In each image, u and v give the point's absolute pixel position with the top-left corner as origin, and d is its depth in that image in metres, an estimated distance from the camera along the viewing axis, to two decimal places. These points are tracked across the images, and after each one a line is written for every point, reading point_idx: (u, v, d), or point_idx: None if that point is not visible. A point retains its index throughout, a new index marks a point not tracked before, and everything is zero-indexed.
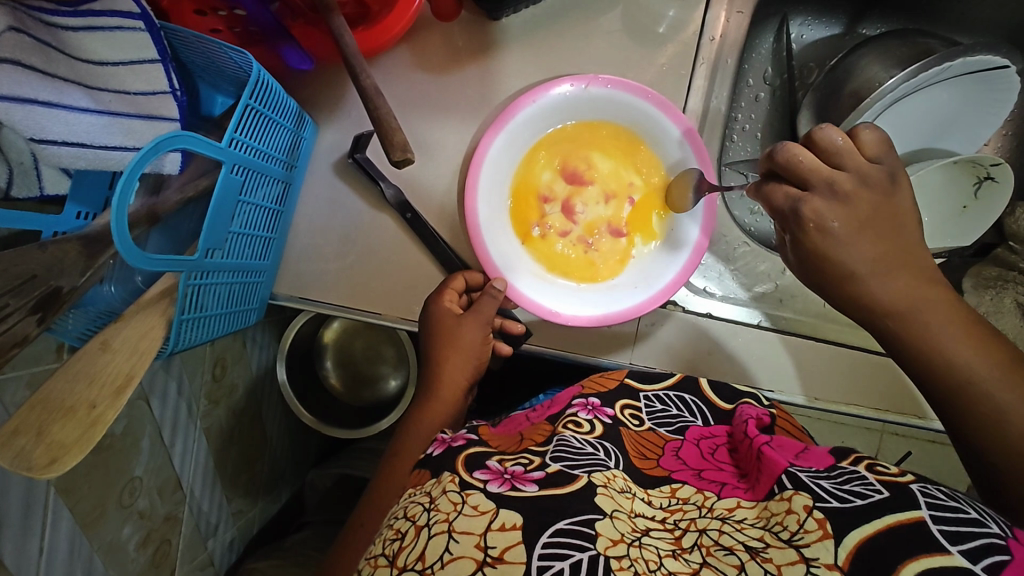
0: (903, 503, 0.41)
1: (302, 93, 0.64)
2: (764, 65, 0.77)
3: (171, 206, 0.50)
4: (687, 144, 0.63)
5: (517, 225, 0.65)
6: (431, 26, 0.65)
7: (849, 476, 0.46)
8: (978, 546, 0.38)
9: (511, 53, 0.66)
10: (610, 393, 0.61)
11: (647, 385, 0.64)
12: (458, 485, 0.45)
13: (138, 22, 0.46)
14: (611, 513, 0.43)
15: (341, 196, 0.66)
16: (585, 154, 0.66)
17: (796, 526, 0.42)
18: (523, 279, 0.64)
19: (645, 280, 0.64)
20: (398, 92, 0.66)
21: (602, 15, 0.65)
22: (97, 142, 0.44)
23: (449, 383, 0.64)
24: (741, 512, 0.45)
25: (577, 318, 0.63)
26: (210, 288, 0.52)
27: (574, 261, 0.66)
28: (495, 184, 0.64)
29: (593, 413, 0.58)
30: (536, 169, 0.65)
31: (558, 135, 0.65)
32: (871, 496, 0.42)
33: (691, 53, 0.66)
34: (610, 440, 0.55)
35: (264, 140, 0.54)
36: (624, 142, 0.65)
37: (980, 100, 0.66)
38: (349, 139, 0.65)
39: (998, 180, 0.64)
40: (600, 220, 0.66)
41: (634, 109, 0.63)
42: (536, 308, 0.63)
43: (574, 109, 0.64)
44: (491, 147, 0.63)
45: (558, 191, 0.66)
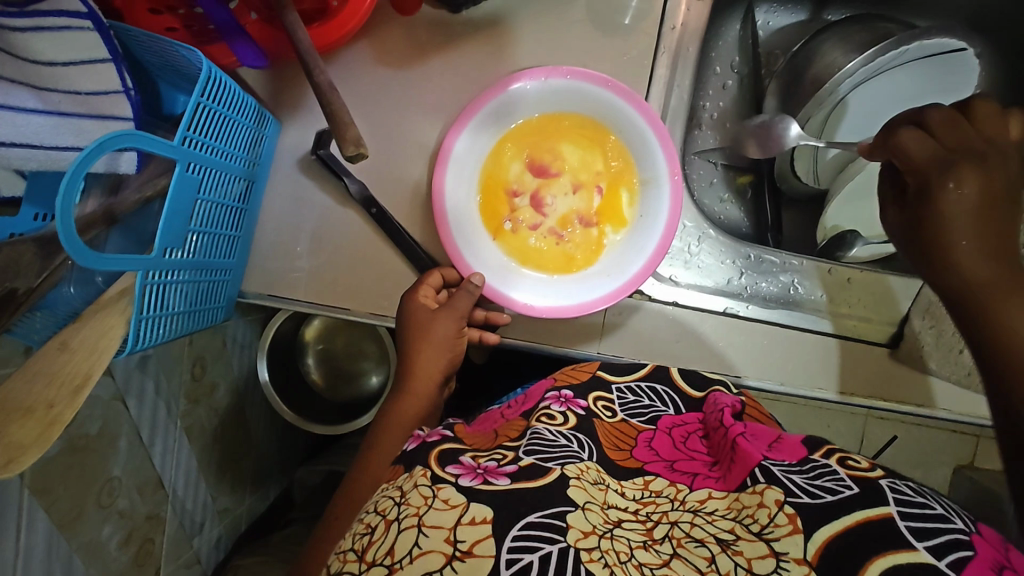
0: (872, 500, 0.41)
1: (264, 91, 0.65)
2: (730, 54, 0.77)
3: (129, 206, 0.50)
4: (648, 128, 0.63)
5: (488, 219, 0.66)
6: (393, 22, 0.65)
7: (821, 471, 0.45)
8: (943, 542, 0.38)
9: (476, 47, 0.66)
10: (583, 385, 0.61)
11: (617, 377, 0.64)
12: (430, 479, 0.45)
13: (86, 21, 0.45)
14: (583, 505, 0.43)
15: (306, 193, 0.66)
16: (552, 145, 0.66)
17: (767, 519, 0.41)
18: (495, 275, 0.65)
19: (617, 268, 0.65)
20: (361, 87, 0.66)
21: (565, 7, 0.65)
22: (47, 144, 0.44)
23: (422, 375, 0.65)
24: (713, 503, 0.45)
25: (551, 309, 0.63)
26: (173, 288, 0.53)
27: (547, 253, 0.66)
28: (464, 180, 0.64)
29: (567, 404, 0.58)
30: (504, 163, 0.66)
31: (524, 128, 0.65)
32: (841, 492, 0.42)
33: (654, 42, 0.66)
34: (583, 432, 0.54)
35: (221, 138, 0.54)
36: (589, 131, 0.66)
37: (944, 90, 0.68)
38: (311, 136, 0.65)
39: None
40: (569, 211, 0.66)
41: (596, 99, 0.64)
42: (510, 301, 0.63)
43: (537, 102, 0.64)
44: (457, 143, 0.63)
45: (526, 184, 0.66)
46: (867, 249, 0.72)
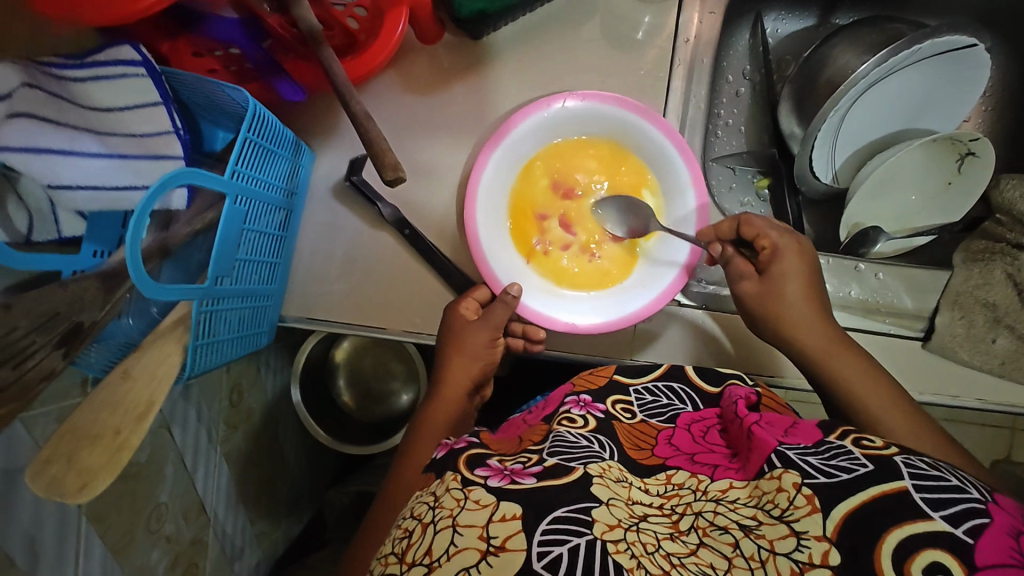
0: (886, 476, 0.40)
1: (296, 122, 0.67)
2: (741, 62, 0.79)
3: (181, 239, 0.53)
4: (666, 140, 0.65)
5: (518, 242, 0.67)
6: (417, 51, 0.68)
7: (836, 451, 0.44)
8: (959, 511, 0.36)
9: (497, 70, 0.68)
10: (601, 390, 0.62)
11: (634, 379, 0.65)
12: (459, 483, 0.46)
13: (141, 68, 0.48)
14: (607, 501, 0.43)
15: (340, 218, 0.68)
16: (574, 168, 0.68)
17: (786, 503, 0.40)
18: (534, 296, 0.66)
19: (651, 279, 0.66)
20: (388, 114, 0.68)
21: (580, 27, 0.68)
22: (109, 185, 0.47)
23: (450, 387, 0.66)
24: (734, 492, 0.45)
25: (587, 326, 0.64)
26: (222, 316, 0.55)
27: (579, 272, 0.68)
28: (494, 206, 0.66)
29: (585, 408, 0.59)
30: (530, 188, 0.68)
31: (546, 154, 0.67)
32: (856, 470, 0.41)
33: (669, 56, 0.68)
34: (603, 432, 0.55)
35: (264, 171, 0.57)
36: (608, 151, 0.68)
37: (956, 79, 0.69)
38: (344, 164, 0.68)
39: (979, 155, 0.69)
40: (597, 230, 0.68)
41: (612, 118, 0.66)
42: (548, 320, 0.64)
43: (556, 128, 0.66)
44: (485, 170, 0.65)
45: (553, 207, 0.68)
46: (888, 244, 0.72)
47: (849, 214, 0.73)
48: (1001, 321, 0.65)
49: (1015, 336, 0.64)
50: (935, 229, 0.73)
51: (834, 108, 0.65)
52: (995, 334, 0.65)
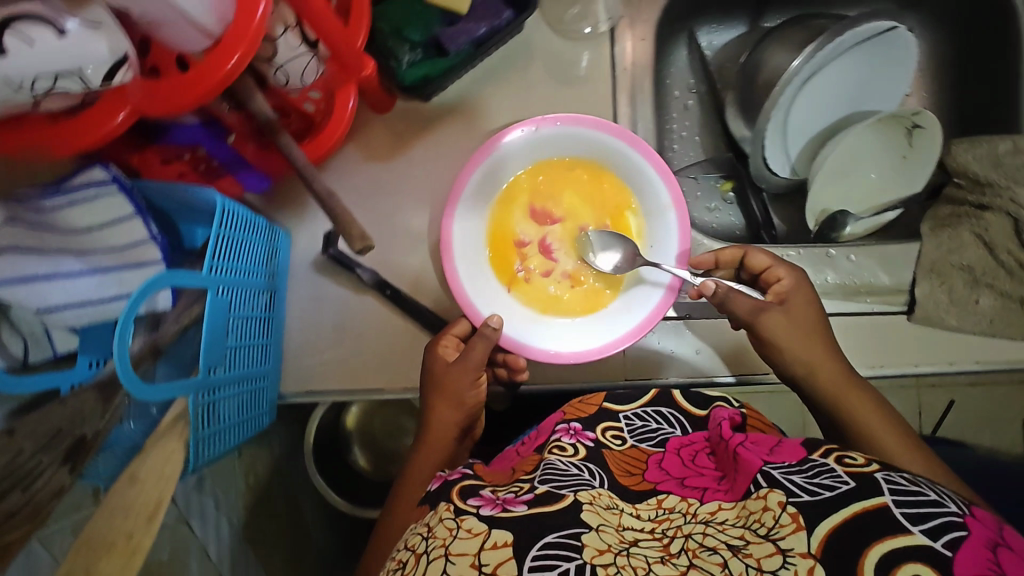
0: (868, 491, 0.42)
1: (266, 209, 0.70)
2: (684, 77, 0.82)
3: (171, 337, 0.55)
4: (641, 159, 0.67)
5: (500, 272, 0.69)
6: (373, 120, 0.71)
7: (820, 468, 0.46)
8: (938, 525, 0.38)
9: (450, 125, 0.71)
10: (590, 418, 0.63)
11: (622, 406, 0.66)
12: (452, 512, 0.46)
13: (112, 186, 0.52)
14: (597, 527, 0.44)
15: (323, 290, 0.71)
16: (549, 191, 0.70)
17: (772, 521, 0.42)
18: (519, 326, 0.67)
19: (635, 302, 0.68)
20: (353, 183, 0.71)
21: (522, 73, 0.71)
22: (95, 299, 0.50)
23: (438, 432, 0.66)
24: (723, 513, 0.46)
25: (574, 353, 0.65)
26: (218, 404, 0.56)
27: (561, 297, 0.70)
28: (473, 232, 0.68)
29: (575, 436, 0.60)
30: (507, 216, 0.69)
31: (521, 180, 0.69)
32: (840, 487, 0.43)
33: (610, 85, 0.71)
34: (592, 460, 0.56)
35: (242, 259, 0.59)
36: (583, 171, 0.70)
37: (890, 64, 0.72)
38: (319, 239, 0.71)
39: (925, 126, 0.71)
40: (578, 254, 0.70)
41: (585, 140, 0.68)
42: (530, 349, 0.65)
43: (530, 154, 0.68)
44: (461, 203, 0.67)
45: (534, 232, 0.70)
46: (858, 223, 0.74)
47: (815, 201, 0.75)
48: (981, 282, 0.66)
49: (998, 296, 0.65)
50: (900, 203, 0.74)
51: (779, 100, 0.67)
52: (978, 295, 0.65)
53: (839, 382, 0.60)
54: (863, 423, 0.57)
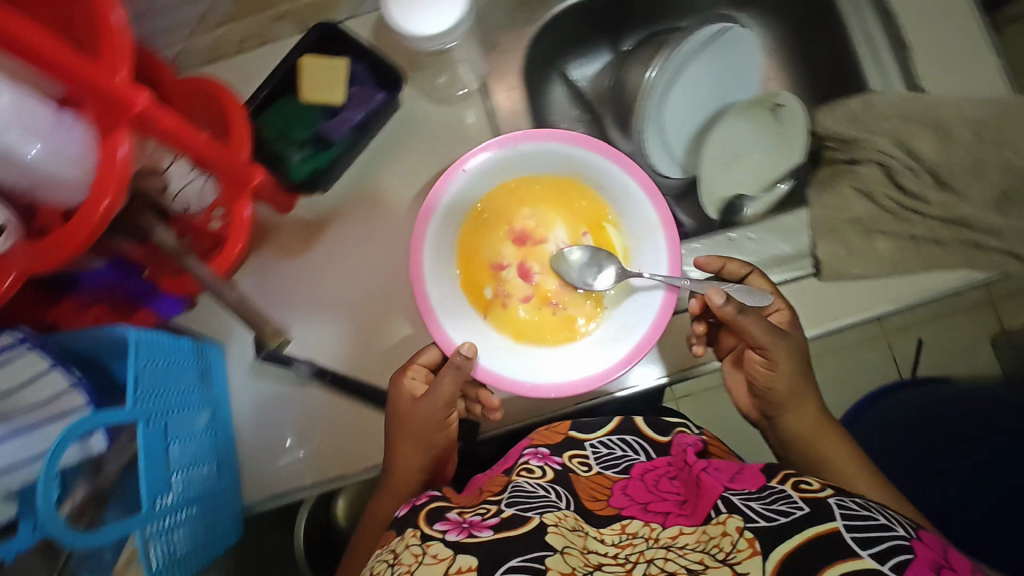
0: (821, 517, 0.46)
1: (190, 329, 0.72)
2: (568, 110, 0.86)
3: (112, 478, 0.54)
4: (627, 175, 0.66)
5: (474, 304, 0.67)
6: (278, 222, 0.73)
7: (776, 496, 0.51)
8: (887, 548, 0.43)
9: (353, 208, 0.74)
10: (558, 444, 0.66)
11: (588, 435, 0.68)
12: (418, 538, 0.50)
13: (24, 345, 0.53)
14: (562, 550, 0.47)
15: (267, 393, 0.71)
16: (525, 210, 0.70)
17: (730, 547, 0.46)
18: (493, 355, 0.65)
19: (623, 330, 0.66)
20: (271, 286, 0.73)
21: (408, 145, 0.74)
22: (21, 460, 0.50)
23: (405, 474, 0.65)
24: (683, 538, 0.49)
25: (553, 389, 0.63)
26: (171, 534, 0.55)
27: (535, 325, 0.69)
28: (443, 259, 0.66)
29: (544, 459, 0.64)
30: (481, 241, 0.69)
31: (496, 200, 0.69)
32: (794, 513, 0.48)
33: (492, 136, 0.75)
34: (561, 482, 0.60)
35: (170, 385, 0.59)
36: (563, 188, 0.69)
37: (746, 64, 0.80)
38: (250, 345, 0.72)
39: (788, 104, 0.77)
40: (553, 274, 0.69)
41: (568, 155, 0.67)
42: (503, 382, 0.63)
43: (505, 170, 0.67)
44: (428, 231, 0.64)
45: (508, 256, 0.69)
46: (755, 204, 0.79)
47: (711, 191, 0.79)
48: (873, 229, 0.70)
49: (891, 239, 0.69)
50: (789, 176, 0.80)
51: (646, 110, 0.74)
52: (875, 241, 0.70)
53: (808, 417, 0.66)
54: (836, 463, 0.64)
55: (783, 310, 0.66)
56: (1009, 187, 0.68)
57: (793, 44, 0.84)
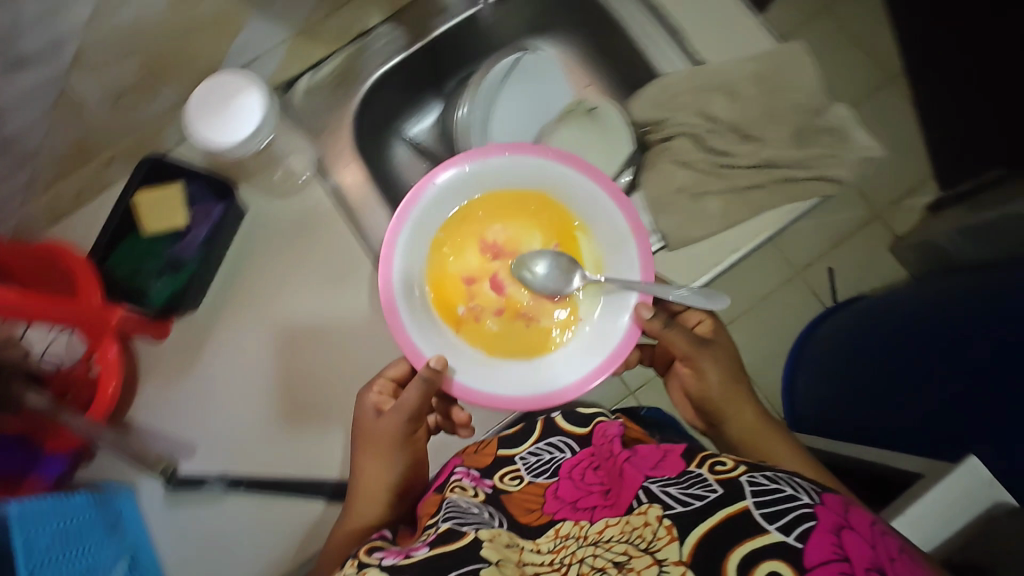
0: (731, 499, 0.52)
1: (87, 482, 0.70)
2: (415, 167, 0.91)
3: None
4: (597, 185, 0.66)
5: (446, 323, 0.67)
6: (155, 352, 0.74)
7: (693, 479, 0.57)
8: (791, 520, 0.47)
9: (226, 317, 0.75)
10: (491, 465, 0.72)
11: (515, 448, 0.74)
12: (357, 568, 0.52)
13: None
14: (497, 562, 0.51)
15: (189, 518, 0.71)
16: (495, 223, 0.68)
17: (652, 535, 0.52)
18: (469, 370, 0.64)
19: (598, 343, 0.66)
20: (163, 415, 0.73)
21: (264, 243, 0.77)
22: None
23: (371, 489, 0.67)
24: (609, 530, 0.55)
25: (528, 401, 0.63)
26: None
27: (507, 337, 0.68)
28: (414, 275, 0.65)
29: (475, 479, 0.69)
30: (450, 259, 0.68)
31: (464, 214, 0.67)
32: (706, 496, 0.53)
33: (342, 211, 0.78)
34: (492, 502, 0.65)
35: (76, 543, 0.58)
36: (533, 197, 0.68)
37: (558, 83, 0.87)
38: (157, 478, 0.71)
39: (598, 105, 0.83)
40: (521, 284, 0.69)
41: (536, 165, 0.66)
42: (475, 397, 0.63)
43: (476, 183, 0.66)
44: (397, 247, 0.64)
45: (479, 268, 0.69)
46: None
47: None
48: (700, 193, 0.77)
49: (718, 197, 0.76)
50: (629, 167, 0.83)
51: (469, 146, 0.82)
52: (705, 203, 0.76)
53: (742, 414, 0.75)
54: (771, 450, 0.73)
55: (706, 322, 0.78)
56: (800, 124, 0.76)
57: (593, 48, 0.90)
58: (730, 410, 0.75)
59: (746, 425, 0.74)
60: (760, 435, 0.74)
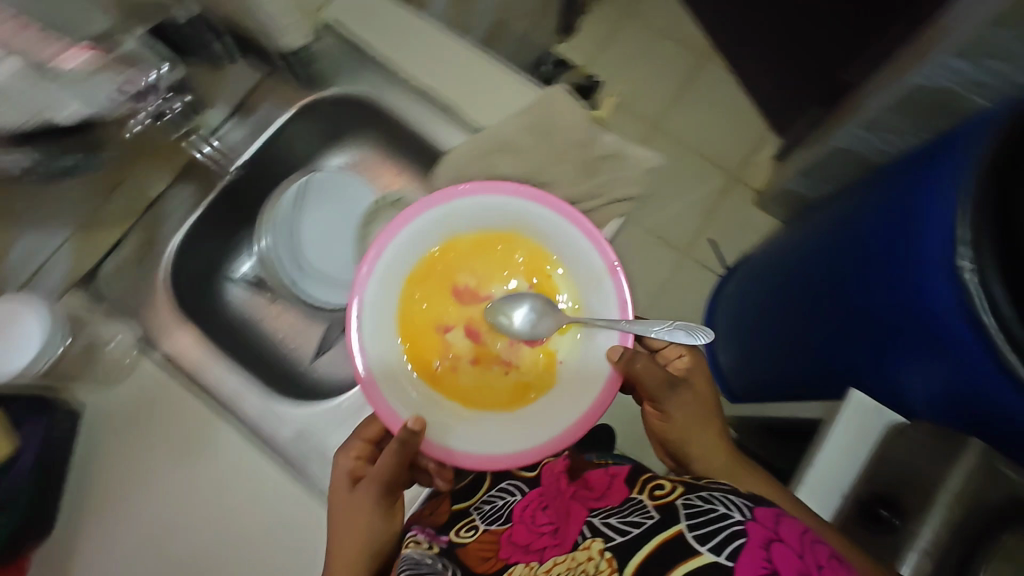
0: (667, 525, 0.60)
1: None
2: (257, 301, 0.95)
3: None
4: (566, 226, 0.74)
5: (422, 379, 0.74)
6: None
7: (632, 509, 0.68)
8: (725, 539, 0.54)
9: (90, 522, 0.74)
10: (442, 523, 0.84)
11: (470, 500, 0.89)
12: None
13: None
14: None
15: None
16: (463, 267, 0.77)
17: (595, 568, 0.60)
18: (454, 428, 0.71)
19: (591, 382, 0.72)
20: None
21: (109, 436, 0.77)
22: None
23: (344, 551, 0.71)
24: (556, 568, 0.63)
25: (508, 459, 0.68)
26: None
27: (486, 390, 0.75)
28: (388, 329, 0.73)
29: (430, 536, 0.80)
30: (422, 309, 0.76)
31: (432, 260, 0.75)
32: (643, 524, 0.63)
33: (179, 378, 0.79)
34: (445, 555, 0.75)
35: None
36: (498, 235, 0.76)
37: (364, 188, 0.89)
38: None
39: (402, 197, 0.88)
40: (495, 330, 0.76)
41: (500, 206, 0.74)
42: (465, 456, 0.68)
43: (444, 228, 0.75)
44: (369, 295, 0.72)
45: (454, 316, 0.77)
46: None
47: None
48: None
49: None
50: None
51: (284, 275, 0.84)
52: None
53: (711, 440, 0.90)
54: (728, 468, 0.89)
55: (686, 363, 0.93)
56: (582, 158, 0.83)
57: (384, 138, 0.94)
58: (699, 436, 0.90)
59: (711, 450, 0.90)
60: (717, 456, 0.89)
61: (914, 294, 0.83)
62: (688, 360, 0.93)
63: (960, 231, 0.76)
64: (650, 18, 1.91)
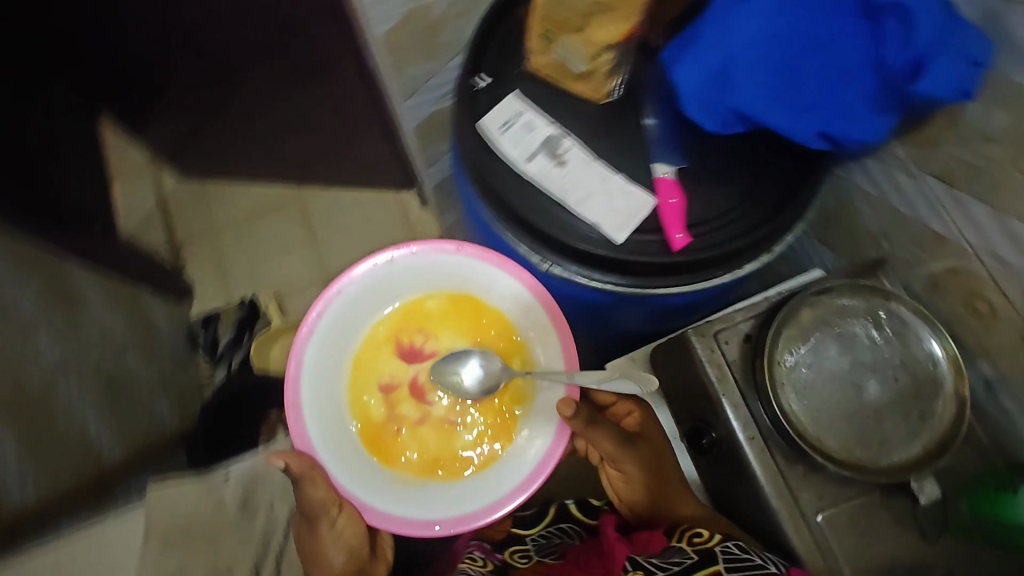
0: (707, 561, 0.83)
1: None
2: None
3: None
4: (516, 284, 0.92)
5: (362, 443, 0.92)
6: None
7: (671, 553, 0.88)
8: None
9: None
10: (500, 543, 1.09)
11: (527, 528, 1.10)
12: None
13: None
14: None
15: None
16: (414, 328, 0.95)
17: None
18: (387, 493, 0.88)
19: (528, 442, 0.90)
20: None
21: None
22: None
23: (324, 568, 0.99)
24: None
25: (452, 517, 0.87)
26: None
27: (422, 444, 0.91)
28: (332, 385, 0.93)
29: (486, 554, 1.07)
30: (370, 384, 0.93)
31: (377, 335, 0.95)
32: (685, 560, 0.85)
33: None
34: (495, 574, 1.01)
35: None
36: (458, 299, 0.96)
37: None
38: None
39: None
40: (445, 388, 0.92)
41: (449, 268, 0.94)
42: (385, 519, 0.86)
43: (392, 290, 0.95)
44: (306, 355, 0.91)
45: (396, 373, 0.94)
46: None
47: None
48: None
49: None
50: None
51: None
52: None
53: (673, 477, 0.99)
54: (678, 501, 0.96)
55: (635, 413, 1.04)
56: None
57: None
58: (664, 471, 0.99)
59: (670, 482, 0.98)
60: (675, 489, 0.97)
61: (552, 291, 0.91)
62: (637, 416, 1.04)
63: (522, 246, 0.84)
64: (230, 212, 1.80)
